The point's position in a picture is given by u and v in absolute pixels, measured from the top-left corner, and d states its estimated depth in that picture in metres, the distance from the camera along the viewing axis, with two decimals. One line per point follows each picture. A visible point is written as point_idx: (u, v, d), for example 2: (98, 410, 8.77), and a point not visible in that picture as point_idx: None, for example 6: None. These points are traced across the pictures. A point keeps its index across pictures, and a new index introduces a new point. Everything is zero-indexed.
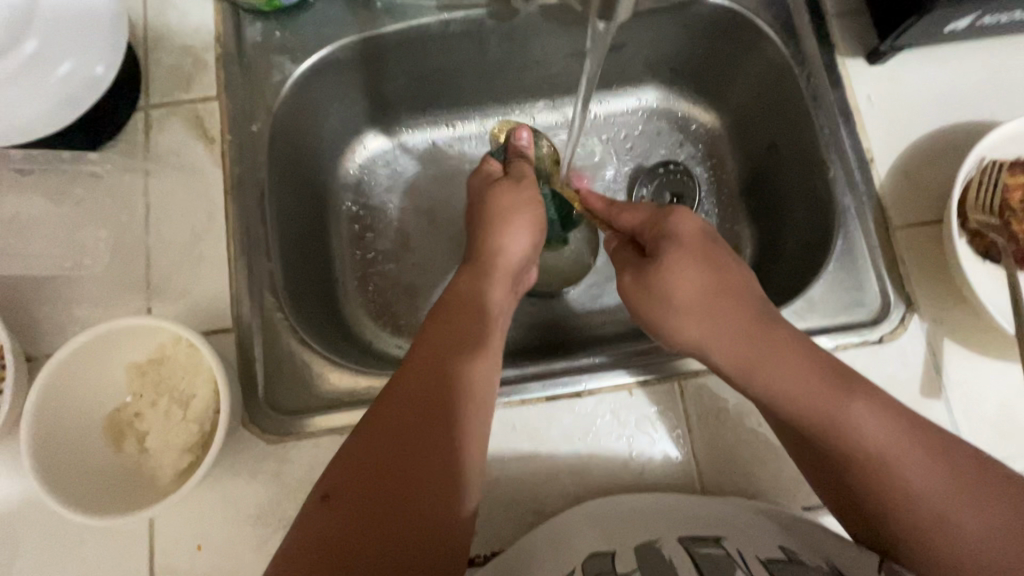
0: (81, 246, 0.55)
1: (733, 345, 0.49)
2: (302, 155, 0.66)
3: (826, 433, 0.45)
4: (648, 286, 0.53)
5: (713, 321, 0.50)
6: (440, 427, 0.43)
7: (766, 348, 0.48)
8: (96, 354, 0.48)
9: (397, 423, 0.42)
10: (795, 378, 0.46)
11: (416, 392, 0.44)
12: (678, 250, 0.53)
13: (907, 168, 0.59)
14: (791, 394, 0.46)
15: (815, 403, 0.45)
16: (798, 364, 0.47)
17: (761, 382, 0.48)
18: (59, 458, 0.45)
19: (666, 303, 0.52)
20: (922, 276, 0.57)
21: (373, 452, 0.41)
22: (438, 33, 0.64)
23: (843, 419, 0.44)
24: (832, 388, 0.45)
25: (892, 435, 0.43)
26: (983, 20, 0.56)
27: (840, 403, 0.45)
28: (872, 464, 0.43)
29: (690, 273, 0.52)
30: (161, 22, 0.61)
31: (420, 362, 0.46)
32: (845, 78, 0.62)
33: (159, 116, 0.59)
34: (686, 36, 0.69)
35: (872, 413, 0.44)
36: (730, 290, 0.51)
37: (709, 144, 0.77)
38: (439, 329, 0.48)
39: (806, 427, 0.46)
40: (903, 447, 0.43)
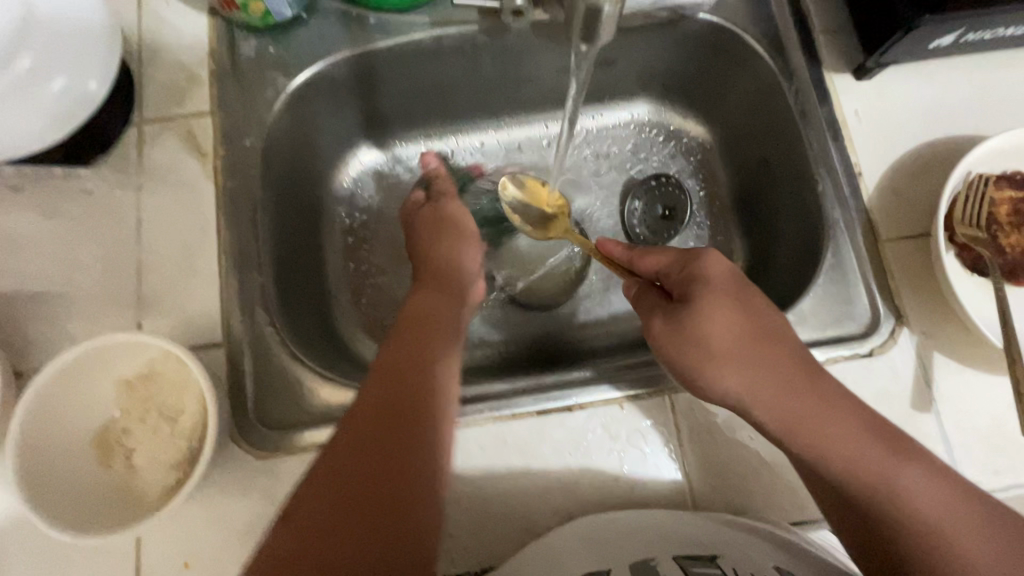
0: (71, 261, 0.55)
1: (777, 397, 0.48)
2: (295, 169, 0.66)
3: (877, 499, 0.45)
4: (681, 333, 0.51)
5: (753, 373, 0.49)
6: (407, 437, 0.41)
7: (814, 404, 0.47)
8: (85, 369, 0.48)
9: (362, 440, 0.41)
10: (844, 440, 0.46)
11: (378, 407, 0.42)
12: (711, 296, 0.50)
13: (896, 182, 0.60)
14: (841, 457, 0.46)
15: (867, 468, 0.45)
16: (846, 424, 0.47)
17: (807, 441, 0.47)
18: (45, 477, 0.45)
19: (702, 351, 0.50)
20: (912, 289, 0.57)
21: (342, 470, 0.39)
22: (430, 48, 0.65)
23: (899, 490, 0.44)
24: (881, 455, 0.45)
25: (946, 506, 0.43)
26: (967, 37, 0.57)
27: (894, 470, 0.45)
28: (927, 535, 0.43)
29: (724, 321, 0.50)
30: (155, 39, 0.61)
31: (382, 375, 0.45)
32: (833, 93, 0.62)
33: (153, 131, 0.59)
34: (677, 51, 0.69)
35: (924, 480, 0.44)
36: (767, 337, 0.50)
37: (701, 157, 0.77)
38: (401, 343, 0.48)
39: (855, 492, 0.45)
40: (955, 517, 0.43)
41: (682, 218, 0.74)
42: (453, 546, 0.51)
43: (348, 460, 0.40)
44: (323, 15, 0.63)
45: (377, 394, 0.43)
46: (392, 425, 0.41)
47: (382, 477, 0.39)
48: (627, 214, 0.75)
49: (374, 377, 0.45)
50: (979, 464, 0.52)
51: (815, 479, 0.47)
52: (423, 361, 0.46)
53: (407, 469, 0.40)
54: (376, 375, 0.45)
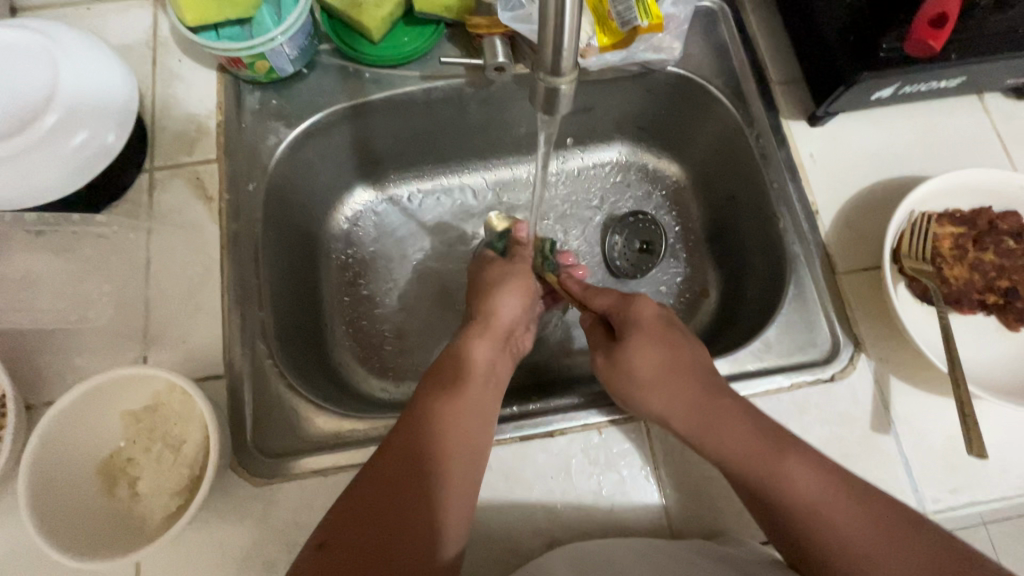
0: (83, 299, 0.59)
1: (690, 410, 0.53)
2: (294, 209, 0.71)
3: (767, 490, 0.48)
4: (614, 365, 0.57)
5: (671, 394, 0.53)
6: (421, 495, 0.46)
7: (715, 412, 0.52)
8: (94, 402, 0.51)
9: (382, 482, 0.46)
10: (737, 441, 0.50)
11: (399, 456, 0.48)
12: (640, 336, 0.58)
13: (849, 219, 0.65)
14: (737, 456, 0.50)
15: (754, 461, 0.49)
16: (742, 429, 0.51)
17: (714, 445, 0.51)
18: (55, 504, 0.47)
19: (630, 380, 0.56)
20: (868, 318, 0.61)
21: (356, 510, 0.45)
22: (422, 98, 0.70)
23: (780, 477, 0.48)
24: (768, 449, 0.49)
25: (826, 491, 0.47)
26: (905, 89, 0.63)
27: (777, 461, 0.49)
28: (810, 519, 0.46)
29: (649, 355, 0.56)
30: (168, 93, 0.67)
31: (408, 423, 0.50)
32: (790, 137, 0.68)
33: (163, 177, 0.64)
34: (648, 98, 0.76)
35: (805, 469, 0.48)
36: (685, 366, 0.55)
37: (675, 195, 0.83)
38: (424, 393, 0.53)
39: (754, 487, 0.49)
40: (832, 499, 0.47)
41: (660, 251, 0.80)
42: None
43: (361, 505, 0.45)
44: (323, 70, 0.69)
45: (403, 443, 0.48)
46: (412, 475, 0.47)
47: (398, 517, 0.45)
48: (608, 248, 0.80)
49: (397, 429, 0.50)
50: (936, 482, 0.56)
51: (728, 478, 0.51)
52: (450, 412, 0.51)
53: (416, 515, 0.45)
54: (402, 422, 0.50)
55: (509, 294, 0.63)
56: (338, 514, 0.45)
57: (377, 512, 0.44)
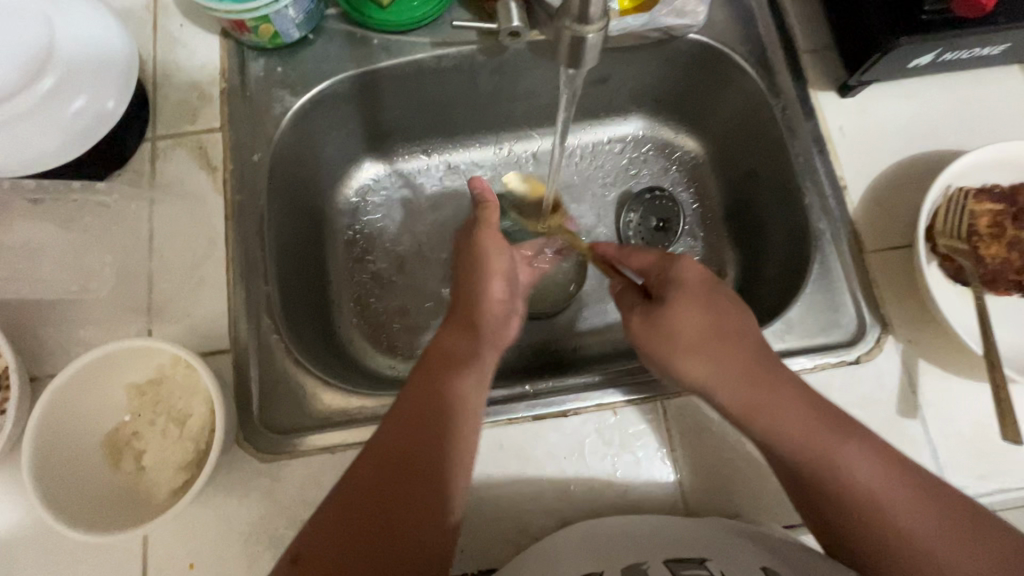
0: (86, 270, 0.57)
1: (737, 384, 0.50)
2: (300, 182, 0.69)
3: (824, 479, 0.47)
4: (655, 327, 0.55)
5: (716, 362, 0.51)
6: (416, 484, 0.45)
7: (773, 394, 0.50)
8: (98, 374, 0.50)
9: (378, 472, 0.45)
10: (795, 425, 0.48)
11: (402, 443, 0.46)
12: (684, 295, 0.55)
13: (879, 195, 0.62)
14: (793, 438, 0.48)
15: (816, 449, 0.47)
16: (800, 412, 0.49)
17: (766, 424, 0.49)
18: (60, 476, 0.47)
19: (672, 341, 0.54)
20: (896, 298, 0.59)
21: (361, 501, 0.44)
22: (432, 67, 0.67)
23: (843, 468, 0.46)
24: (827, 434, 0.47)
25: (884, 481, 0.46)
26: (944, 56, 0.59)
27: (839, 447, 0.47)
28: (865, 509, 0.45)
29: (693, 317, 0.54)
30: (170, 59, 0.64)
31: (407, 406, 0.48)
32: (818, 110, 0.65)
33: (166, 147, 0.62)
34: (668, 69, 0.72)
35: (865, 457, 0.46)
36: (734, 331, 0.53)
37: (693, 171, 0.80)
38: (422, 374, 0.50)
39: (809, 476, 0.47)
40: (891, 492, 0.45)
41: (676, 230, 0.77)
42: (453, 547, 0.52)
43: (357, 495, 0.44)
44: (329, 36, 0.66)
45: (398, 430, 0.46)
46: (407, 464, 0.45)
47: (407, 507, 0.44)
48: (622, 226, 0.78)
49: (394, 414, 0.48)
50: (964, 469, 0.54)
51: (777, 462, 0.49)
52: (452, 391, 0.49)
53: (426, 503, 0.44)
54: (401, 405, 0.48)
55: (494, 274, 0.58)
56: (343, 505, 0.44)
57: (386, 502, 0.44)
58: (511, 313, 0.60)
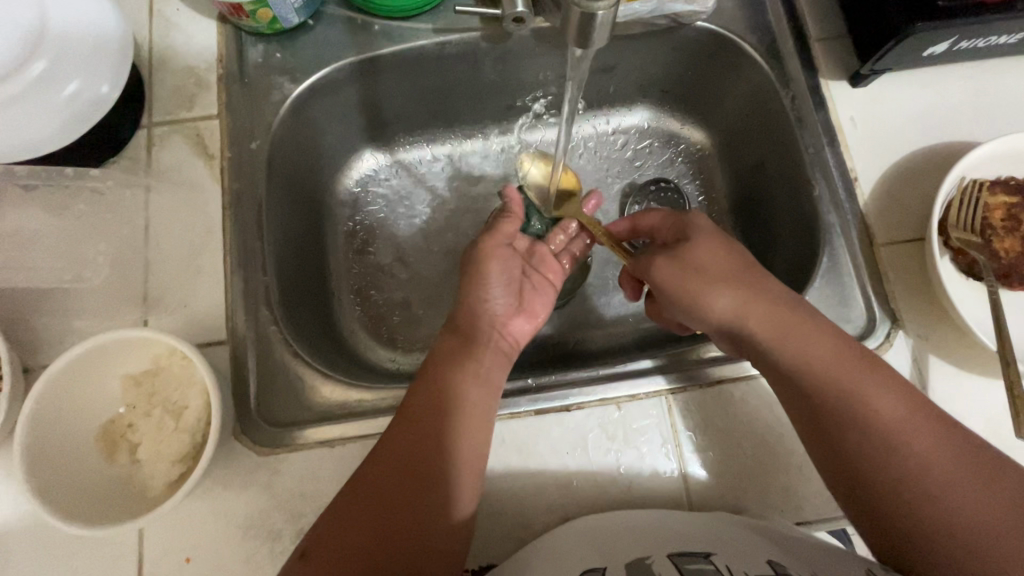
0: (80, 259, 0.56)
1: (762, 311, 0.50)
2: (300, 172, 0.67)
3: (842, 409, 0.46)
4: (680, 262, 0.54)
5: (740, 288, 0.51)
6: (422, 487, 0.44)
7: (793, 319, 0.49)
8: (92, 365, 0.49)
9: (385, 473, 0.44)
10: (817, 350, 0.48)
11: (405, 447, 0.45)
12: (703, 232, 0.55)
13: (890, 187, 0.61)
14: (813, 363, 0.48)
15: (834, 374, 0.47)
16: (817, 339, 0.48)
17: (792, 350, 0.48)
18: (53, 469, 0.46)
19: (698, 275, 0.53)
20: (907, 293, 0.57)
21: (366, 499, 0.43)
22: (434, 54, 0.66)
23: (858, 397, 0.45)
24: (851, 363, 0.47)
25: (900, 417, 0.44)
26: (960, 44, 0.58)
27: (856, 374, 0.46)
28: (885, 443, 0.44)
29: (716, 250, 0.54)
30: (166, 44, 0.63)
31: (413, 408, 0.48)
32: (829, 99, 0.63)
33: (162, 134, 0.60)
34: (675, 58, 0.71)
35: (886, 389, 0.45)
36: (750, 264, 0.53)
37: (699, 162, 0.78)
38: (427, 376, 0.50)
39: (828, 404, 0.46)
40: (905, 430, 0.44)
41: None
42: None
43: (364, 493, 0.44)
44: (330, 22, 0.65)
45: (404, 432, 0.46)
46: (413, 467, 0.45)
47: (413, 504, 0.44)
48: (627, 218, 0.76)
49: (400, 416, 0.47)
50: None
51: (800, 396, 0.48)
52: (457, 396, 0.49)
53: (430, 503, 0.44)
54: (406, 407, 0.48)
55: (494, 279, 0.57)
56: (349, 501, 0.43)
57: (391, 500, 0.43)
58: (519, 314, 0.58)
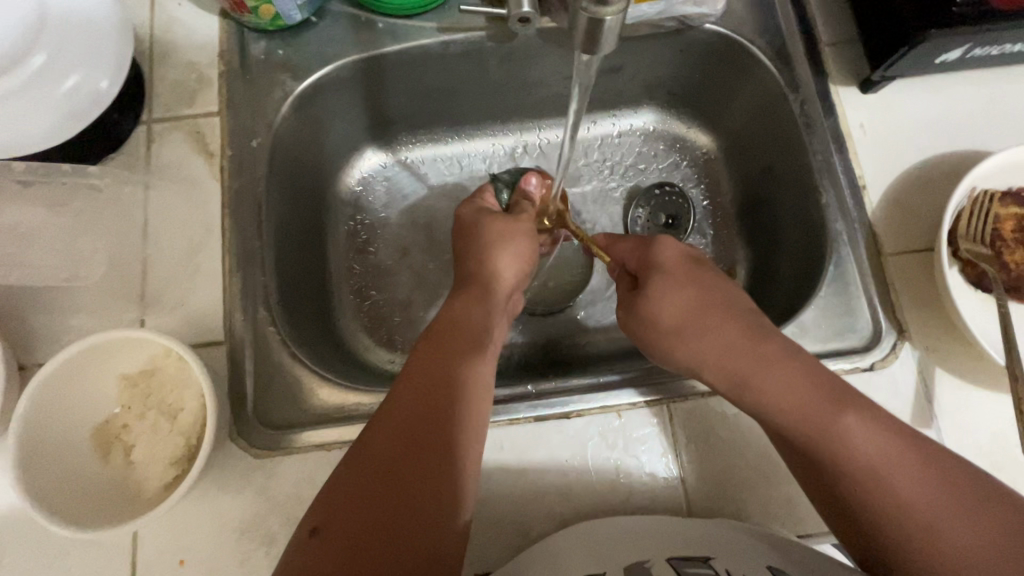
0: (78, 256, 0.56)
1: (725, 361, 0.50)
2: (301, 170, 0.67)
3: (821, 449, 0.45)
4: (637, 315, 0.55)
5: (701, 339, 0.51)
6: (428, 458, 0.42)
7: (760, 361, 0.48)
8: (87, 365, 0.48)
9: (388, 444, 0.42)
10: (787, 392, 0.47)
11: (406, 419, 0.44)
12: (663, 279, 0.55)
13: (899, 196, 0.60)
14: (784, 406, 0.47)
15: (807, 414, 0.45)
16: (791, 378, 0.47)
17: (757, 396, 0.48)
18: (47, 469, 0.45)
19: (656, 328, 0.54)
20: (914, 303, 0.57)
21: (368, 483, 0.41)
22: (438, 53, 0.65)
23: (839, 437, 0.44)
24: (822, 406, 0.45)
25: (885, 452, 0.43)
26: (974, 52, 0.57)
27: (834, 415, 0.45)
28: (870, 482, 0.42)
29: (677, 298, 0.53)
30: (167, 39, 0.62)
31: (415, 387, 0.45)
32: (839, 105, 0.62)
33: (162, 130, 0.60)
34: (682, 60, 0.69)
35: (867, 428, 0.44)
36: (714, 304, 0.53)
37: (705, 167, 0.77)
38: (425, 356, 0.48)
39: (803, 444, 0.46)
40: (893, 464, 0.42)
41: (686, 226, 0.75)
42: None
43: (367, 468, 0.41)
44: (333, 18, 0.64)
45: (406, 404, 0.44)
46: (418, 437, 0.43)
47: (421, 486, 0.41)
48: (631, 222, 0.76)
49: (403, 388, 0.46)
50: None
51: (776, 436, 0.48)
52: (460, 373, 0.47)
53: (439, 479, 0.42)
54: (405, 387, 0.46)
55: (505, 255, 0.57)
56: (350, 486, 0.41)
57: (396, 482, 0.41)
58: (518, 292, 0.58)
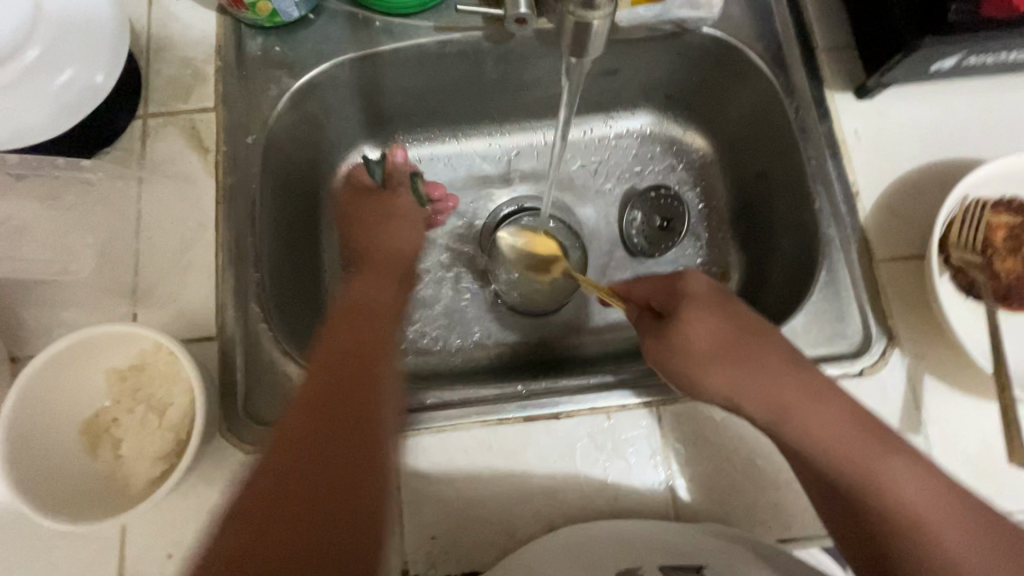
0: (69, 250, 0.56)
1: (761, 396, 0.47)
2: (297, 167, 0.67)
3: (869, 498, 0.44)
4: (665, 343, 0.51)
5: (734, 372, 0.48)
6: (355, 430, 0.41)
7: (806, 400, 0.47)
8: (77, 359, 0.48)
9: (311, 423, 0.41)
10: (840, 437, 0.45)
11: (326, 397, 0.42)
12: (693, 308, 0.51)
13: (891, 202, 0.60)
14: (835, 452, 0.45)
15: (858, 461, 0.45)
16: (839, 422, 0.46)
17: (806, 438, 0.46)
18: (35, 462, 0.45)
19: (685, 359, 0.50)
20: (904, 310, 0.57)
21: (293, 465, 0.39)
22: (434, 52, 0.65)
23: (890, 486, 0.44)
24: (868, 442, 0.45)
25: (932, 504, 0.43)
26: (969, 60, 0.57)
27: (884, 463, 0.44)
28: (920, 537, 0.42)
29: (708, 329, 0.50)
30: (163, 34, 0.62)
31: (333, 361, 0.44)
32: (834, 111, 0.62)
33: (157, 125, 0.60)
34: (679, 64, 0.70)
35: (913, 477, 0.44)
36: (743, 336, 0.50)
37: (701, 171, 0.77)
38: (339, 332, 0.47)
39: (848, 490, 0.45)
40: (940, 518, 0.43)
41: (680, 230, 0.75)
42: (434, 548, 0.51)
43: (291, 451, 0.40)
44: (330, 16, 0.64)
45: (326, 380, 0.43)
46: (341, 413, 0.42)
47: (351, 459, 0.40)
48: (626, 224, 0.76)
49: (321, 366, 0.44)
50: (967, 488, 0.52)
51: (816, 481, 0.47)
52: (379, 348, 0.46)
53: (369, 447, 0.41)
54: (325, 358, 0.44)
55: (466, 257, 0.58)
56: (272, 475, 0.39)
57: (324, 459, 0.39)
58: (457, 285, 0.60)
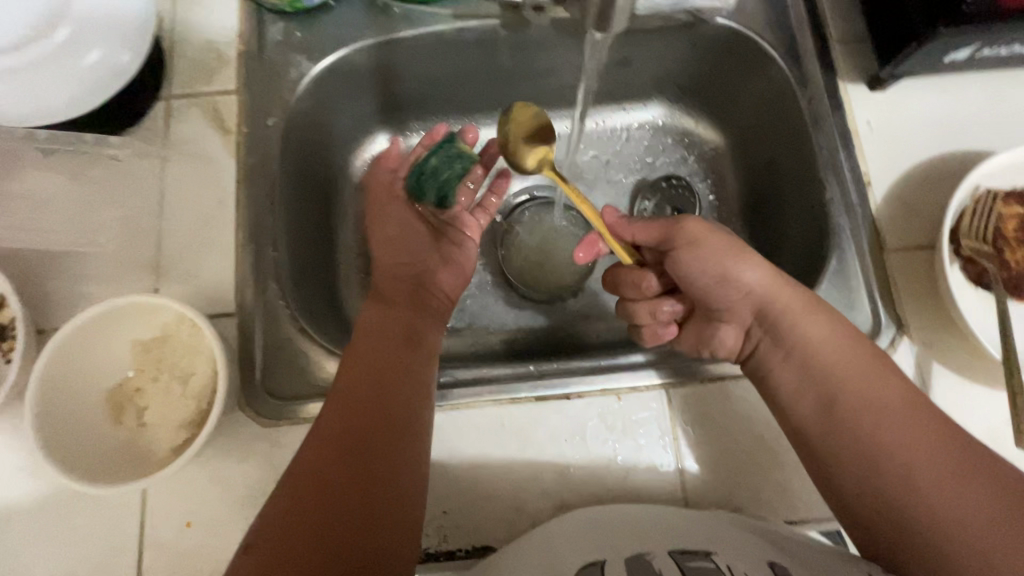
0: (94, 226, 0.57)
1: (786, 291, 0.52)
2: (314, 152, 0.68)
3: (841, 385, 0.48)
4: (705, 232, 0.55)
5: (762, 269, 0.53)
6: (378, 453, 0.44)
7: (804, 304, 0.52)
8: (104, 328, 0.49)
9: (332, 450, 0.43)
10: (826, 334, 0.50)
11: (349, 423, 0.45)
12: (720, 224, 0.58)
13: (902, 193, 0.60)
14: (820, 344, 0.50)
15: (833, 348, 0.50)
16: (824, 323, 0.51)
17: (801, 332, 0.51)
18: (62, 426, 0.47)
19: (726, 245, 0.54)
20: (913, 299, 0.57)
21: (314, 489, 0.41)
22: (451, 39, 0.66)
23: (861, 376, 0.48)
24: (853, 347, 0.49)
25: (901, 399, 0.46)
26: (982, 52, 0.57)
27: (861, 359, 0.49)
28: (882, 419, 0.45)
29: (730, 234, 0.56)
30: (187, 18, 0.64)
31: (354, 389, 0.47)
32: (846, 102, 0.63)
33: (180, 106, 0.61)
34: (692, 55, 0.70)
35: (887, 374, 0.47)
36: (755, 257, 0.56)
37: (712, 162, 0.78)
38: (360, 356, 0.49)
39: (823, 377, 0.49)
40: (906, 410, 0.45)
41: None
42: (445, 523, 0.52)
43: (310, 475, 0.41)
44: (350, 3, 0.65)
45: (348, 407, 0.45)
46: (363, 438, 0.44)
47: (364, 472, 0.42)
48: (637, 214, 0.76)
49: (342, 395, 0.46)
50: None
51: (801, 373, 0.50)
52: (400, 373, 0.49)
53: (394, 471, 0.43)
54: (343, 385, 0.47)
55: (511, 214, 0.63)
56: (291, 487, 0.41)
57: (348, 481, 0.41)
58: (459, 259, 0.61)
